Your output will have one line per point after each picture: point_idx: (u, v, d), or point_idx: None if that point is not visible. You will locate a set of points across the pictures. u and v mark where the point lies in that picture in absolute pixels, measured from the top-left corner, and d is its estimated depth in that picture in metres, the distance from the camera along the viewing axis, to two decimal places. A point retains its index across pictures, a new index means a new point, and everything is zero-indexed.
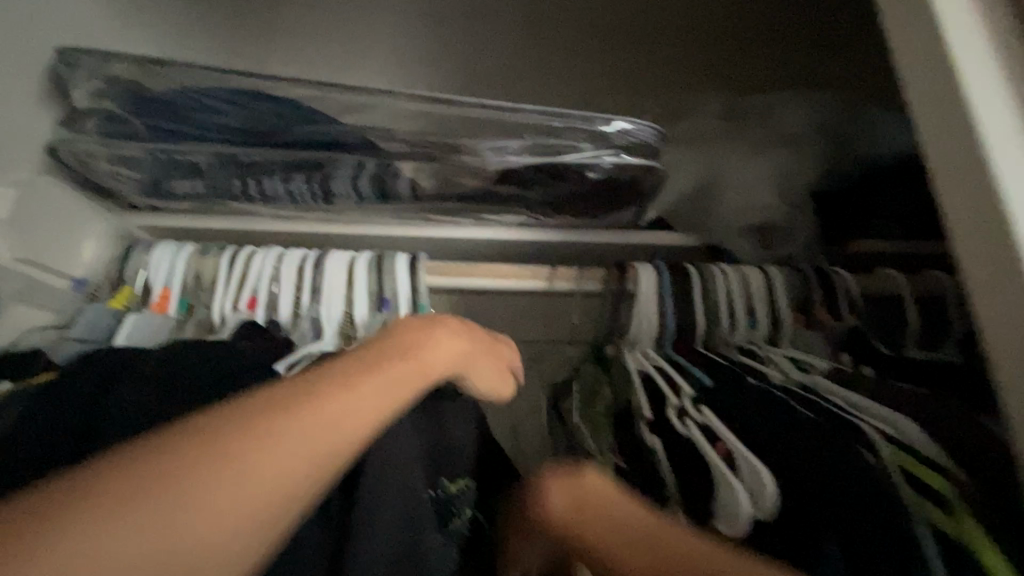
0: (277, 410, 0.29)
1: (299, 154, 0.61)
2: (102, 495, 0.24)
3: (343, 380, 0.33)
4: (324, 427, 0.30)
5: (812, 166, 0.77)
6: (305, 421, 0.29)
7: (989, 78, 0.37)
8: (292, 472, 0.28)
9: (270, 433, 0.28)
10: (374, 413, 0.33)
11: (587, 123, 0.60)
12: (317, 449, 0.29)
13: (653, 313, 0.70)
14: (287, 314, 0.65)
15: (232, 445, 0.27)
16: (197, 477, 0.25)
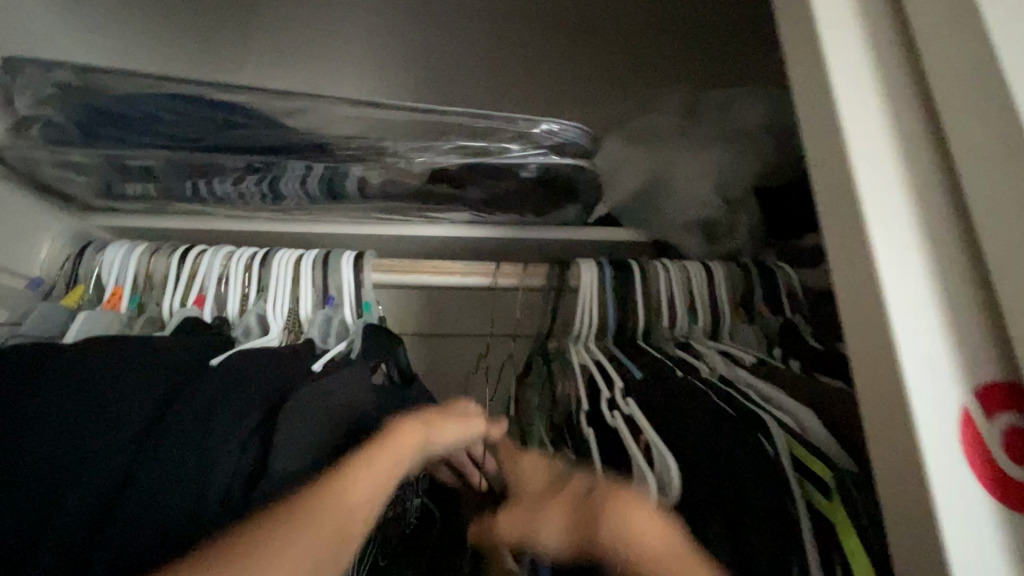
0: (284, 512, 0.34)
1: (241, 159, 0.64)
2: None
3: (330, 484, 0.37)
4: (333, 518, 0.35)
5: (757, 162, 0.78)
6: (314, 516, 0.35)
7: (856, 85, 0.38)
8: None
9: (275, 545, 0.32)
10: (366, 498, 0.38)
11: (512, 124, 0.61)
12: (322, 537, 0.34)
13: (593, 307, 0.71)
14: (236, 310, 0.68)
15: (257, 547, 0.32)
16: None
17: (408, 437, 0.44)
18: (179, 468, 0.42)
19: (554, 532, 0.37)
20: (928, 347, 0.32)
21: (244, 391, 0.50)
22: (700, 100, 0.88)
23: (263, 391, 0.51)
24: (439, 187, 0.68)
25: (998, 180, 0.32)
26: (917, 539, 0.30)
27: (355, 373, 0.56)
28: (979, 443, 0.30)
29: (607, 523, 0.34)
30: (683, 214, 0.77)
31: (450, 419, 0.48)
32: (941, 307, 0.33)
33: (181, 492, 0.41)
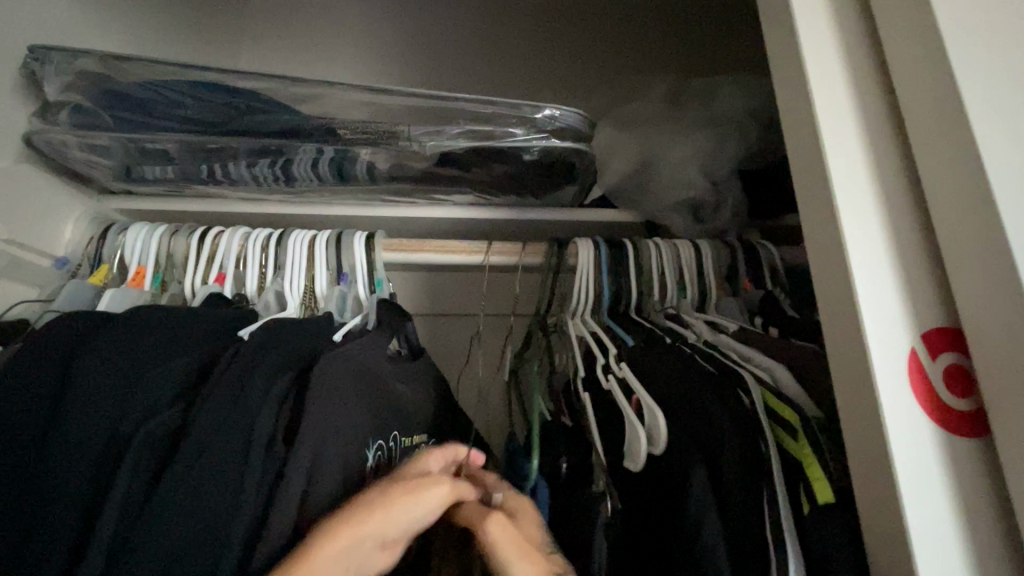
0: None
1: (256, 143, 0.66)
2: None
3: None
4: None
5: (741, 145, 0.83)
6: None
7: (829, 77, 0.43)
8: None
9: None
10: None
11: (515, 109, 0.66)
12: None
13: (590, 283, 0.77)
14: (254, 288, 0.72)
15: None
16: None
17: (330, 552, 0.37)
18: (229, 413, 0.46)
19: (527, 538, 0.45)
20: (882, 301, 0.38)
21: (279, 353, 0.55)
22: (687, 86, 0.93)
23: (292, 354, 0.55)
24: (446, 169, 0.72)
25: (955, 158, 0.37)
26: (874, 459, 0.36)
27: (371, 344, 0.60)
28: (924, 380, 0.36)
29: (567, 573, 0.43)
30: (671, 194, 0.81)
31: (379, 528, 0.40)
32: (895, 269, 0.38)
33: (232, 434, 0.45)
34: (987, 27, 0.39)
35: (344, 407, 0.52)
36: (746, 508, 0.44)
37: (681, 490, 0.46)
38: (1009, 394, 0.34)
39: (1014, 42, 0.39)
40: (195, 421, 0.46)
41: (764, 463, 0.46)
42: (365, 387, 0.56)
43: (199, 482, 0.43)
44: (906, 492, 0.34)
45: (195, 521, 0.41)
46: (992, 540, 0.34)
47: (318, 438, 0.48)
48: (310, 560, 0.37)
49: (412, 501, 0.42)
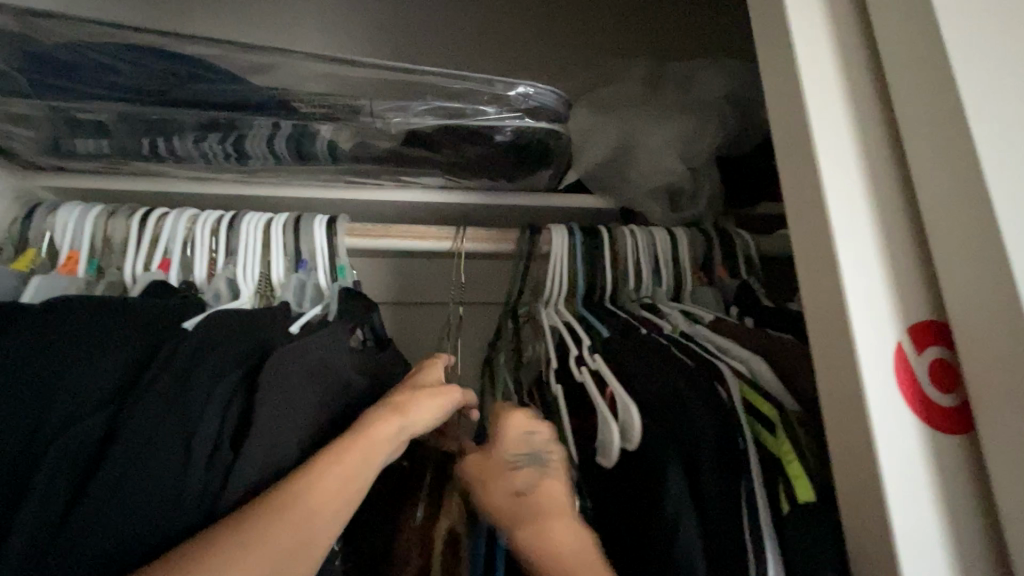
0: (267, 505, 0.37)
1: (205, 116, 0.61)
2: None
3: (302, 479, 0.39)
4: (303, 513, 0.38)
5: (719, 131, 0.82)
6: (281, 518, 0.37)
7: (818, 60, 0.41)
8: (282, 558, 0.36)
9: (255, 535, 0.35)
10: (331, 495, 0.39)
11: (488, 85, 0.61)
12: (297, 529, 0.37)
13: (564, 271, 0.74)
14: (203, 275, 0.66)
15: (234, 545, 0.35)
16: (232, 557, 0.34)
17: (378, 431, 0.45)
18: (170, 407, 0.43)
19: (493, 496, 0.44)
20: (871, 295, 0.36)
21: (229, 345, 0.50)
22: (665, 71, 0.90)
23: (245, 346, 0.51)
24: (414, 150, 0.68)
25: (949, 146, 0.36)
26: (857, 457, 0.35)
27: (332, 336, 0.57)
28: (912, 377, 0.35)
29: (538, 529, 0.41)
30: (648, 181, 0.79)
31: (376, 452, 0.44)
32: (882, 260, 0.37)
33: (173, 430, 0.42)
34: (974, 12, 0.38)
35: (299, 402, 0.48)
36: (724, 506, 0.42)
37: (655, 490, 0.44)
38: (996, 391, 0.33)
39: (1003, 29, 0.38)
40: (130, 422, 0.42)
41: (741, 459, 0.45)
42: (325, 379, 0.52)
43: (133, 486, 0.38)
44: (891, 494, 0.33)
45: (126, 528, 0.37)
46: (978, 540, 0.33)
47: (269, 435, 0.44)
48: (363, 436, 0.44)
49: (401, 425, 0.47)
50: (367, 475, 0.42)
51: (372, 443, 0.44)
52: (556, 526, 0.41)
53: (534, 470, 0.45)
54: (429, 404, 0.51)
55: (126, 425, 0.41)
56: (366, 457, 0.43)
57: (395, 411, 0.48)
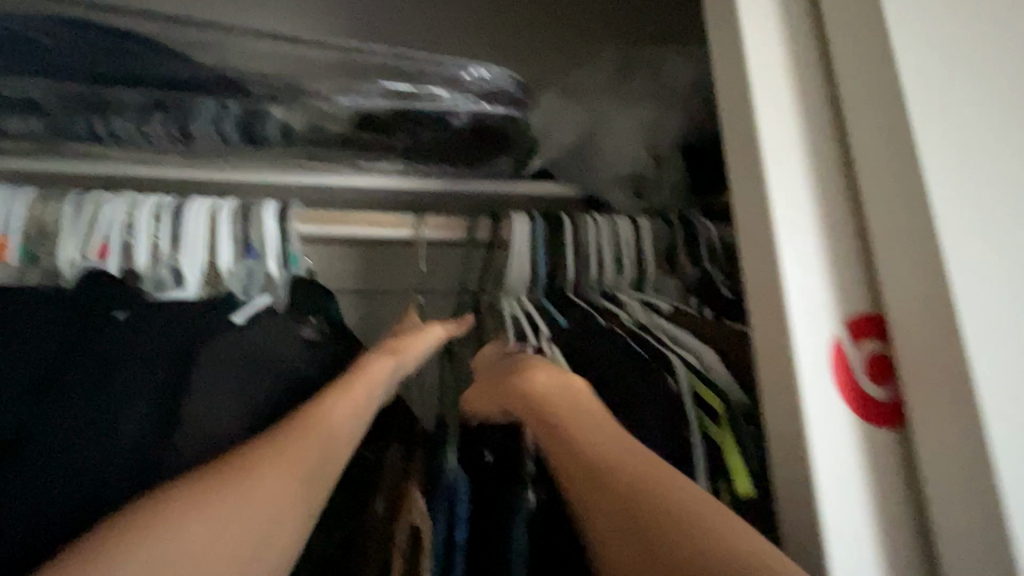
0: (282, 432, 0.41)
1: (146, 95, 0.58)
2: (217, 492, 0.36)
3: (311, 408, 0.43)
4: (315, 435, 0.41)
5: (685, 119, 0.81)
6: (295, 441, 0.40)
7: (762, 69, 0.43)
8: (299, 472, 0.39)
9: (274, 455, 0.39)
10: (339, 420, 0.43)
11: (440, 67, 0.60)
12: (312, 449, 0.40)
13: (525, 260, 0.72)
14: (145, 262, 0.63)
15: (253, 462, 0.38)
16: (253, 474, 0.38)
17: (375, 369, 0.50)
18: (82, 415, 0.43)
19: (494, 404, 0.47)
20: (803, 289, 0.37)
21: (151, 343, 0.49)
22: (635, 57, 0.89)
23: (171, 343, 0.50)
24: (368, 134, 0.66)
25: None
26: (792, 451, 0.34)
27: (280, 328, 0.56)
28: (848, 373, 0.36)
29: (542, 408, 0.44)
30: (612, 169, 0.78)
31: (377, 386, 0.49)
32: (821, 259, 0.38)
33: (89, 437, 0.43)
34: (879, 28, 0.40)
35: (232, 399, 0.48)
36: None
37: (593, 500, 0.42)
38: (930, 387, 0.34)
39: (915, 36, 0.40)
40: (54, 428, 0.42)
41: (688, 452, 0.44)
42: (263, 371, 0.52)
43: (59, 489, 0.40)
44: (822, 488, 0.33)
45: (57, 524, 0.39)
46: (894, 524, 0.34)
47: (194, 433, 0.45)
48: (361, 374, 0.49)
49: (395, 366, 0.52)
50: (369, 406, 0.46)
51: (369, 379, 0.49)
52: (558, 396, 0.44)
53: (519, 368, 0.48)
54: (429, 341, 0.57)
55: (50, 432, 0.42)
56: (367, 391, 0.47)
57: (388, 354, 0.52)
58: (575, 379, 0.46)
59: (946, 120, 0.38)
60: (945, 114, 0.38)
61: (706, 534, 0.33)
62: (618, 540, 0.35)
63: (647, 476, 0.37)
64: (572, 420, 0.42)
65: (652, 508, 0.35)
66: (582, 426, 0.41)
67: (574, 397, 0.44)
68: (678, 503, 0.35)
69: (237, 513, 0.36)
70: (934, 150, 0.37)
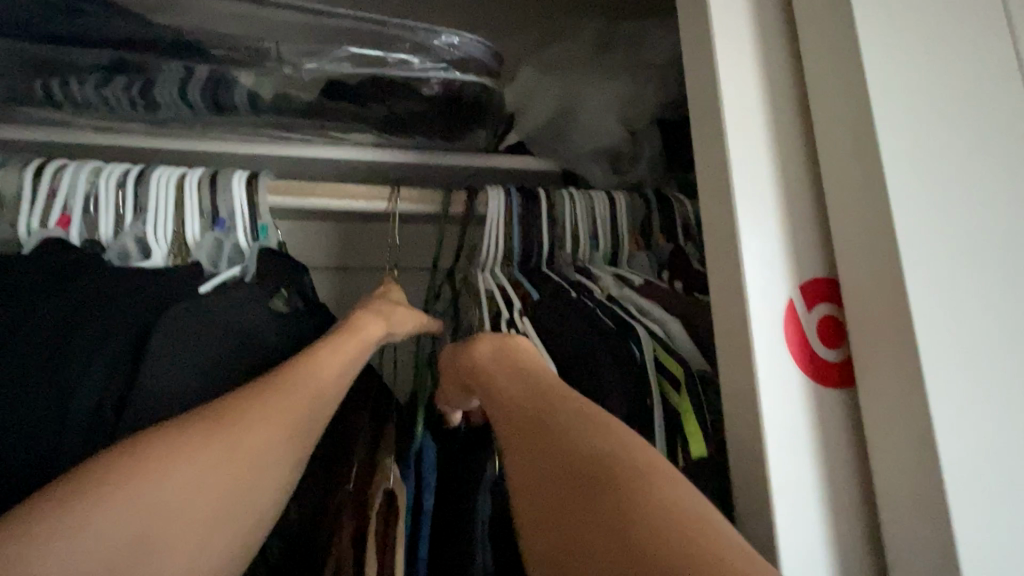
0: (276, 379, 0.41)
1: (110, 55, 0.55)
2: (212, 432, 0.36)
3: (303, 361, 0.43)
4: (308, 384, 0.42)
5: (661, 94, 0.81)
6: (291, 389, 0.40)
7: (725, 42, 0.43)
8: (294, 419, 0.39)
9: (270, 400, 0.39)
10: (329, 376, 0.44)
11: (410, 33, 0.57)
12: (305, 398, 0.41)
13: (500, 234, 0.72)
14: (109, 232, 0.62)
15: (251, 405, 0.38)
16: (251, 416, 0.37)
17: (362, 333, 0.50)
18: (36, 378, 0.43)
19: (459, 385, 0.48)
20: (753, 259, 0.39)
21: (107, 311, 0.49)
22: (613, 30, 0.88)
23: (130, 309, 0.50)
24: (337, 103, 0.64)
25: None
26: None
27: (249, 297, 0.56)
28: (800, 332, 0.39)
29: (498, 385, 0.43)
30: (588, 143, 0.77)
31: (364, 348, 0.49)
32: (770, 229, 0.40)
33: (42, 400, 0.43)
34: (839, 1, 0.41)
35: (190, 367, 0.47)
36: None
37: None
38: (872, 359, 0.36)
39: (874, 9, 0.41)
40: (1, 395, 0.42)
41: (648, 416, 0.46)
42: (225, 341, 0.51)
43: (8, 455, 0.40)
44: None
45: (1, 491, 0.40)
46: None
47: (143, 401, 0.44)
48: (350, 336, 0.49)
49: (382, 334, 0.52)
50: (355, 366, 0.47)
51: (358, 341, 0.49)
52: (511, 373, 0.43)
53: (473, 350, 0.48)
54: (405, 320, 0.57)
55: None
56: (356, 352, 0.48)
57: (374, 320, 0.53)
58: (528, 354, 0.46)
59: (898, 95, 0.39)
60: (898, 87, 0.39)
61: (618, 485, 0.31)
62: (539, 504, 0.34)
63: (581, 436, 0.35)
64: (516, 393, 0.42)
65: (576, 465, 0.33)
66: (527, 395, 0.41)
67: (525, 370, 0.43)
68: (602, 461, 0.33)
69: (235, 454, 0.35)
70: (884, 123, 0.38)
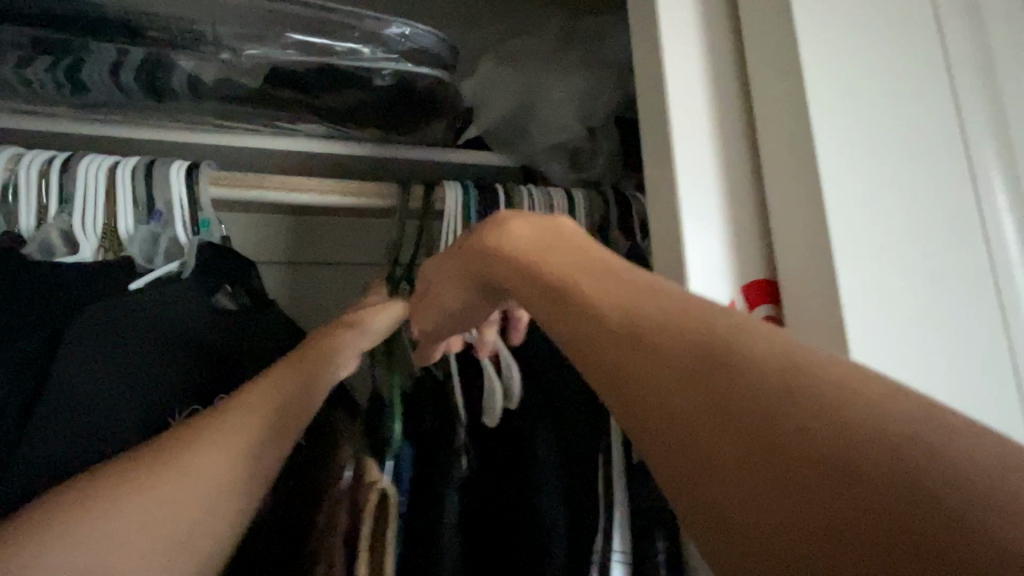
0: (221, 416, 0.42)
1: (28, 32, 0.51)
2: (146, 475, 0.37)
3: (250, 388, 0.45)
4: (250, 421, 0.42)
5: (619, 92, 0.81)
6: (232, 426, 0.41)
7: None
8: (234, 454, 0.40)
9: (210, 442, 0.40)
10: (278, 401, 0.44)
11: (356, 19, 0.56)
12: (249, 434, 0.41)
13: (458, 229, 0.70)
14: (31, 224, 0.57)
15: (192, 445, 0.39)
16: (185, 456, 0.38)
17: (322, 345, 0.51)
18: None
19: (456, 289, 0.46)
20: None
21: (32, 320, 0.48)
22: (574, 25, 0.87)
23: (49, 315, 0.48)
24: (282, 91, 0.62)
25: None
26: None
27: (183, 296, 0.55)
28: None
29: (536, 263, 0.35)
30: (548, 138, 0.77)
31: (326, 365, 0.50)
32: None
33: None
34: None
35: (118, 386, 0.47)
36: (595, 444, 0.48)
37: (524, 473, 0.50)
38: None
39: None
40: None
41: None
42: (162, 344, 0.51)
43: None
44: None
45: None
46: None
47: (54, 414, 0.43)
48: (308, 351, 0.51)
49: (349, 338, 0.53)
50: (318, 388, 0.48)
51: (319, 358, 0.50)
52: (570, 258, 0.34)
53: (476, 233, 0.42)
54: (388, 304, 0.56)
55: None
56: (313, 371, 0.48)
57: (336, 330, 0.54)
58: (569, 233, 0.38)
59: None
60: None
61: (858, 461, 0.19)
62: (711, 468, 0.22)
63: (781, 392, 0.22)
64: (596, 278, 0.31)
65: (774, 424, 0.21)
66: (640, 313, 0.27)
67: (614, 288, 0.29)
68: (848, 417, 0.20)
69: (165, 499, 0.36)
70: None
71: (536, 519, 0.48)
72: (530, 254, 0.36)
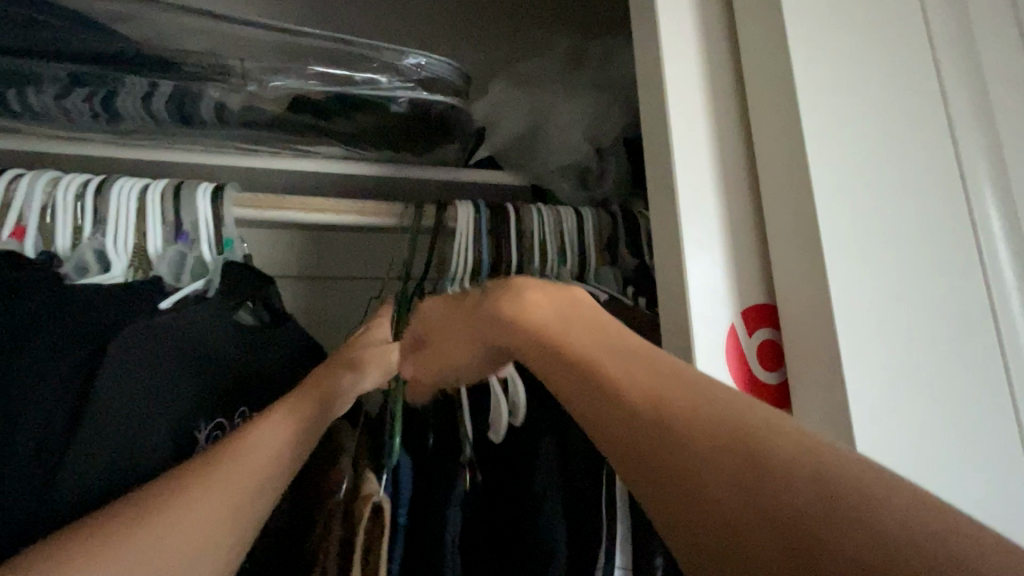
0: (217, 453, 0.42)
1: (68, 67, 0.55)
2: (126, 518, 0.36)
3: (250, 429, 0.44)
4: (246, 459, 0.42)
5: (626, 114, 0.83)
6: (225, 467, 0.41)
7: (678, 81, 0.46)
8: (225, 499, 0.39)
9: (198, 487, 0.39)
10: (274, 443, 0.44)
11: (375, 53, 0.61)
12: (242, 475, 0.41)
13: (469, 248, 0.73)
14: (67, 244, 0.60)
15: (178, 490, 0.38)
16: (170, 504, 0.37)
17: (324, 382, 0.51)
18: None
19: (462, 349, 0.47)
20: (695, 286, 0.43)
21: (62, 340, 0.50)
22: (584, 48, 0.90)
23: (82, 334, 0.51)
24: (302, 117, 0.65)
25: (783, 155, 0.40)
26: None
27: (209, 313, 0.59)
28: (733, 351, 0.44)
29: (559, 339, 0.37)
30: (557, 158, 0.79)
31: (327, 402, 0.50)
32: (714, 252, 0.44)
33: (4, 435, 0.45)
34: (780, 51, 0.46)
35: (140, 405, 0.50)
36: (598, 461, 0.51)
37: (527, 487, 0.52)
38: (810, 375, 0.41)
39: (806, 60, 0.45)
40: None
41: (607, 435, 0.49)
42: (176, 367, 0.53)
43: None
44: None
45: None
46: None
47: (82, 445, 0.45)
48: (308, 386, 0.50)
49: (349, 377, 0.53)
50: (317, 427, 0.48)
51: (320, 397, 0.50)
52: (594, 336, 0.36)
53: (485, 297, 0.44)
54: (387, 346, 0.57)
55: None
56: (313, 408, 0.48)
57: (335, 366, 0.53)
58: (585, 306, 0.40)
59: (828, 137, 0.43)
60: None
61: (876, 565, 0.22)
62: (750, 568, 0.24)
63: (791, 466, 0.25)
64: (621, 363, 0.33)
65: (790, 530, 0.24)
66: (667, 406, 0.29)
67: (641, 373, 0.32)
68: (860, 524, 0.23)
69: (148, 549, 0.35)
70: None
71: (538, 533, 0.49)
72: (554, 330, 0.38)
